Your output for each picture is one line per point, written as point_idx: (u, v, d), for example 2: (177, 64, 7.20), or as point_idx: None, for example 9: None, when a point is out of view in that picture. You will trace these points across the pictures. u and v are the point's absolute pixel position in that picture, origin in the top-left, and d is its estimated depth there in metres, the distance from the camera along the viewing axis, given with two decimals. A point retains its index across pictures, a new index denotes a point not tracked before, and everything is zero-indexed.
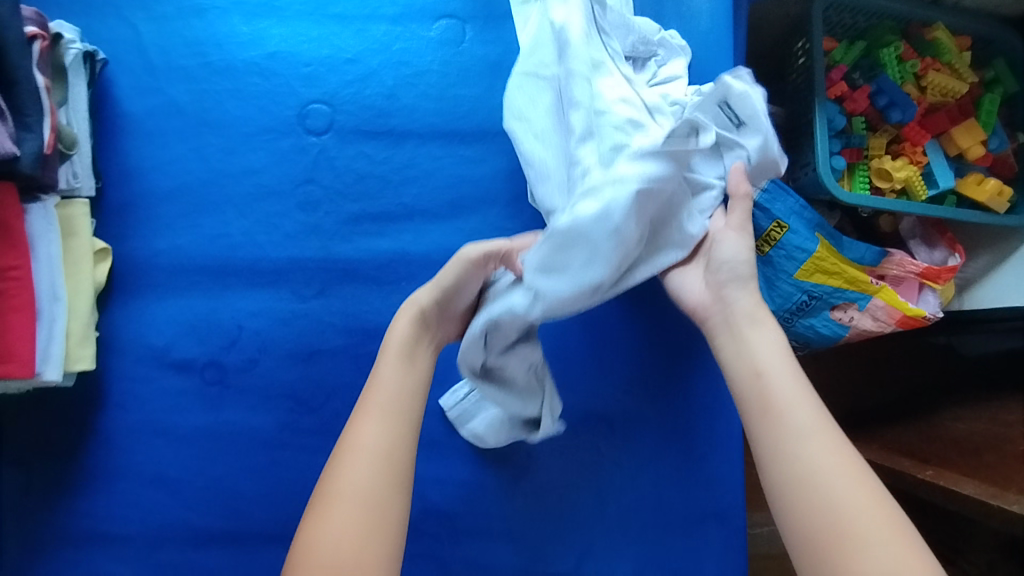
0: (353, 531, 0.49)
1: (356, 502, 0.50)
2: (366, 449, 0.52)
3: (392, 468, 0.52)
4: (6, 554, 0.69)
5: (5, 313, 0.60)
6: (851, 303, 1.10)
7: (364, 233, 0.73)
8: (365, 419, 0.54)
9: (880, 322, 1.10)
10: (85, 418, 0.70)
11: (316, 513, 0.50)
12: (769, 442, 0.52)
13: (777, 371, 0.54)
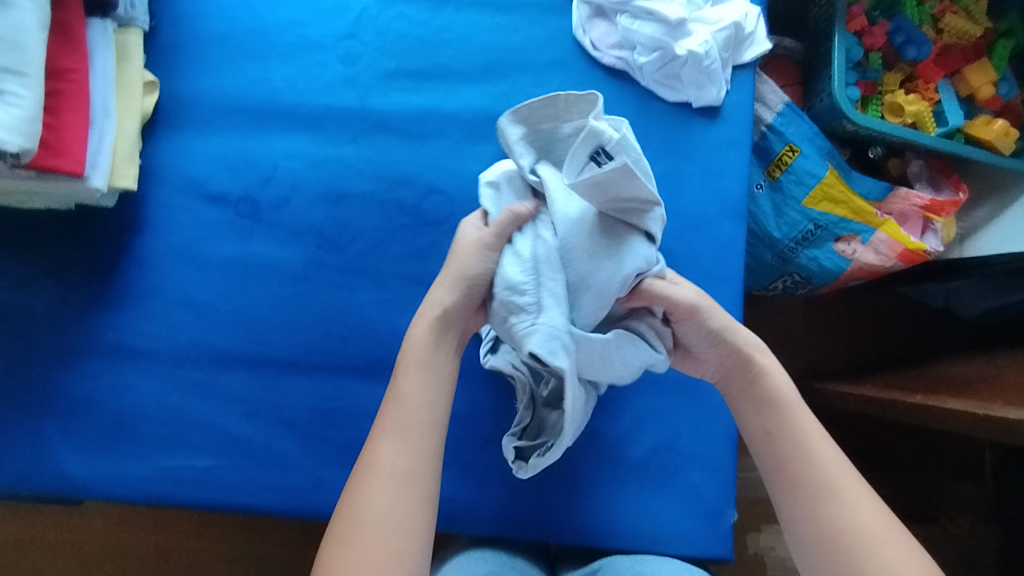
0: (379, 557, 0.49)
1: (378, 532, 0.50)
2: (389, 467, 0.53)
3: (414, 506, 0.52)
4: (39, 359, 0.72)
5: (61, 112, 0.63)
6: (856, 235, 1.12)
7: (400, 89, 0.76)
8: (380, 451, 0.54)
9: (882, 257, 1.12)
10: (121, 239, 0.74)
11: (337, 545, 0.50)
12: (796, 509, 0.53)
13: (799, 409, 0.56)
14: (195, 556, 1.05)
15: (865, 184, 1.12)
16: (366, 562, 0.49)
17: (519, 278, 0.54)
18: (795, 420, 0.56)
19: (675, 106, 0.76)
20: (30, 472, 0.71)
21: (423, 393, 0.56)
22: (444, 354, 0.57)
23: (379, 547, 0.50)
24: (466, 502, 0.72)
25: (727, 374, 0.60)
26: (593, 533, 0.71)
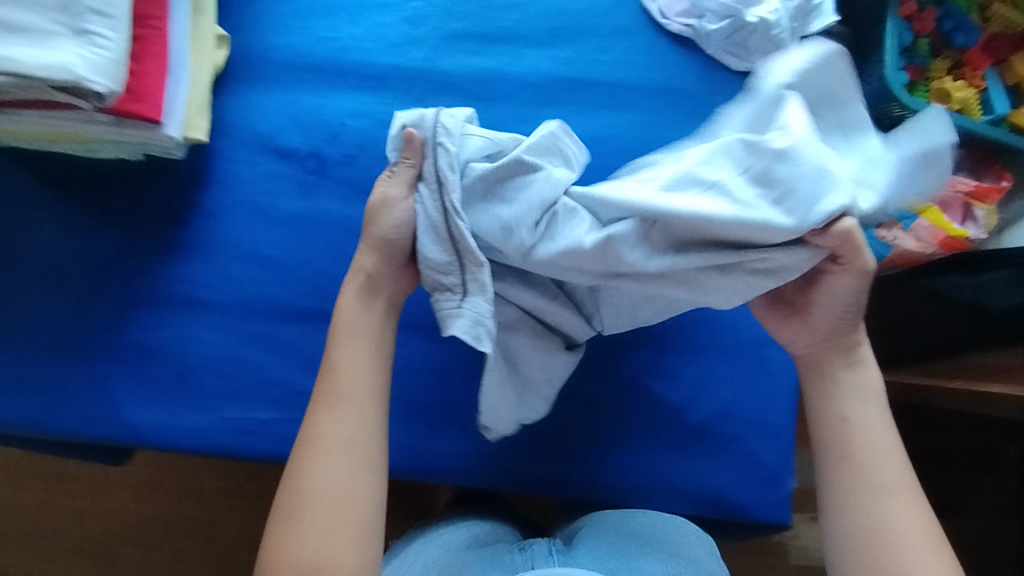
0: (321, 525, 0.52)
1: (325, 501, 0.53)
2: (331, 438, 0.55)
3: (369, 471, 0.55)
4: (106, 306, 0.74)
5: (142, 57, 0.63)
6: (897, 221, 1.01)
7: (466, 51, 0.77)
8: (336, 426, 0.55)
9: (924, 245, 0.99)
10: (189, 191, 0.75)
11: (289, 515, 0.53)
12: (841, 494, 0.57)
13: (875, 401, 0.59)
14: (236, 520, 1.07)
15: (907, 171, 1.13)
16: (321, 522, 0.52)
17: (436, 256, 0.54)
18: (861, 413, 0.59)
19: (740, 76, 0.76)
20: (94, 418, 0.72)
21: (358, 360, 0.57)
22: (378, 317, 0.59)
23: (326, 507, 0.53)
24: (524, 461, 0.72)
25: (824, 350, 0.60)
26: (650, 496, 0.72)
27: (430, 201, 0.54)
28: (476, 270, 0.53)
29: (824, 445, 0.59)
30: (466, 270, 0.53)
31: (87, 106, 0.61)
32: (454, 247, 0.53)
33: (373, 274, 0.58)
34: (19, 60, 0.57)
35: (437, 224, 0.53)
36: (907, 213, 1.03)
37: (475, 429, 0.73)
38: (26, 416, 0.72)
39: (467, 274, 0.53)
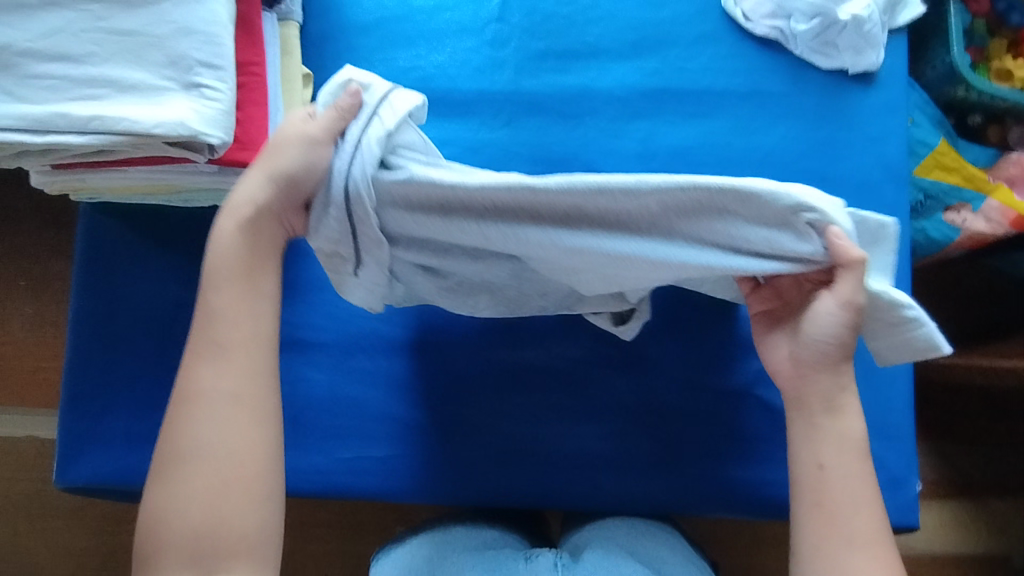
0: (209, 484, 0.50)
1: (196, 463, 0.50)
2: (234, 407, 0.52)
3: (254, 429, 0.52)
4: None
5: (245, 105, 0.63)
6: (965, 203, 1.03)
7: (551, 69, 0.76)
8: (222, 331, 0.53)
9: (993, 225, 1.02)
10: None
11: (164, 476, 0.50)
12: (811, 540, 0.55)
13: (844, 441, 0.56)
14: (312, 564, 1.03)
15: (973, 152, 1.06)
16: (221, 422, 0.51)
17: (333, 229, 0.55)
18: (845, 459, 0.56)
19: (830, 74, 0.75)
20: None
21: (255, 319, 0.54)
22: (263, 252, 0.56)
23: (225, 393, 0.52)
24: (639, 482, 0.71)
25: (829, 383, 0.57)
26: (771, 507, 0.70)
27: (356, 163, 0.53)
28: (375, 253, 0.57)
29: (806, 486, 0.57)
30: (359, 242, 0.56)
31: (200, 159, 0.61)
32: (348, 212, 0.54)
33: (255, 210, 0.55)
34: (136, 119, 0.57)
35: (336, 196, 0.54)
36: (976, 192, 1.03)
37: (588, 454, 0.71)
38: (142, 471, 0.72)
39: (363, 249, 0.56)
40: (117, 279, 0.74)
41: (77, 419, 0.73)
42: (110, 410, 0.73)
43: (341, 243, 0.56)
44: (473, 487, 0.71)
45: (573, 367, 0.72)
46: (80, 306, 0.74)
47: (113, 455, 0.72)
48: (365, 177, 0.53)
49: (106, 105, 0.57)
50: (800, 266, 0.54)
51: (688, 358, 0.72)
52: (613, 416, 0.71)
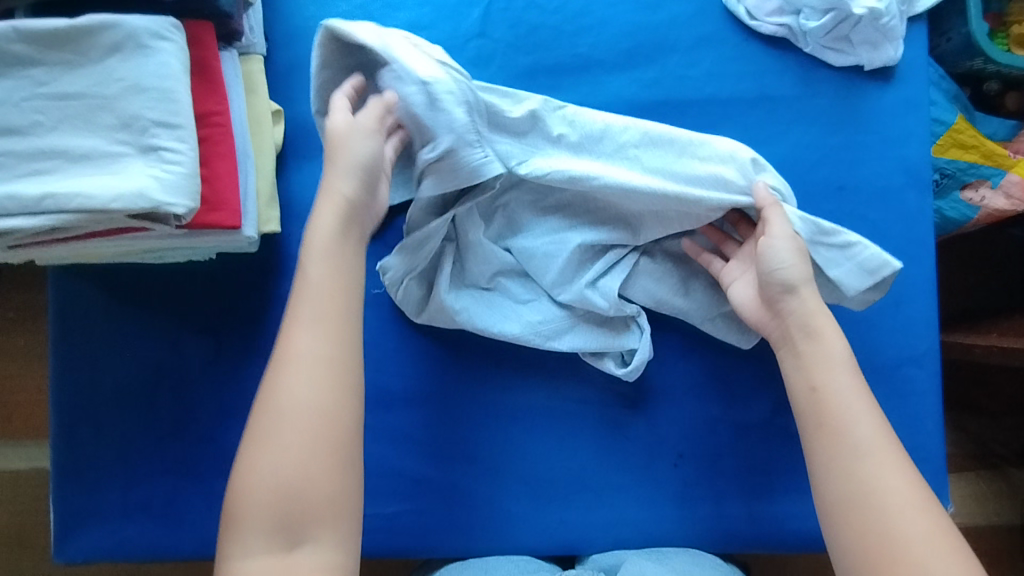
0: (304, 445, 0.49)
1: (294, 423, 0.50)
2: (318, 375, 0.51)
3: (339, 391, 0.51)
4: (200, 419, 0.69)
5: (211, 160, 0.58)
6: (983, 180, 0.94)
7: (540, 87, 0.70)
8: (312, 310, 0.53)
9: (1015, 202, 0.93)
10: (268, 284, 0.70)
11: (257, 440, 0.50)
12: (825, 459, 0.52)
13: (839, 386, 0.54)
14: None
15: (990, 125, 0.98)
16: (314, 397, 0.50)
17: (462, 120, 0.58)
18: (849, 405, 0.53)
19: (843, 72, 0.70)
20: (213, 535, 0.69)
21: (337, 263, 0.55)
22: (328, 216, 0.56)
23: (313, 367, 0.51)
24: (659, 521, 0.68)
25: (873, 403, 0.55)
26: (797, 538, 0.68)
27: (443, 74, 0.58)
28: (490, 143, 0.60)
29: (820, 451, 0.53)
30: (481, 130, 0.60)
31: (167, 227, 0.56)
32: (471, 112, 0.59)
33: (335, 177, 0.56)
34: (90, 193, 0.52)
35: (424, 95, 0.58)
36: (995, 167, 0.93)
37: (605, 495, 0.68)
38: (143, 543, 0.69)
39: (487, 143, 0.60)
40: (98, 344, 0.70)
41: (70, 495, 0.70)
42: (105, 482, 0.69)
43: (471, 134, 0.59)
44: (485, 537, 0.68)
45: (584, 405, 0.69)
46: (59, 376, 0.70)
47: (111, 528, 0.69)
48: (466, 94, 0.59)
49: (58, 180, 0.52)
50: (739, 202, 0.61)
51: (703, 388, 0.68)
52: (626, 453, 0.68)
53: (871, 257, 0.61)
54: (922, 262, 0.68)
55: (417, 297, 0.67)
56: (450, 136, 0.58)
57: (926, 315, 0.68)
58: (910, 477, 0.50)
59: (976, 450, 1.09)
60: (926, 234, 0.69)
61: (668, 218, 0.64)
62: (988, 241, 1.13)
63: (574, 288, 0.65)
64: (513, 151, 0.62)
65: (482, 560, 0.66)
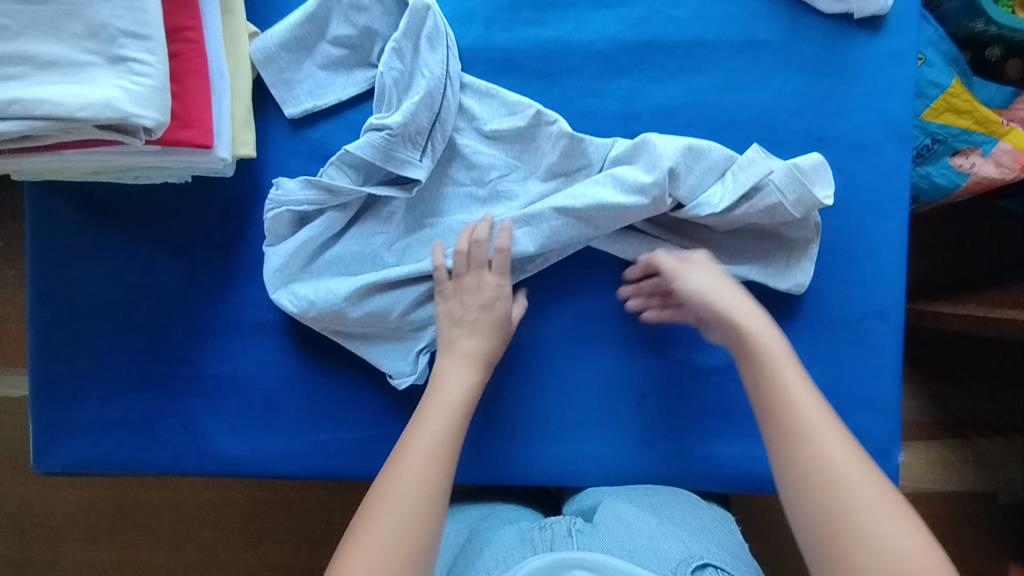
0: (413, 493, 0.54)
1: (425, 459, 0.55)
2: (437, 431, 0.57)
3: (455, 438, 0.58)
4: (175, 340, 0.71)
5: (182, 77, 0.58)
6: (974, 147, 0.90)
7: (523, 21, 0.69)
8: (440, 389, 0.60)
9: (1004, 171, 0.90)
10: (243, 210, 0.70)
11: (373, 500, 0.53)
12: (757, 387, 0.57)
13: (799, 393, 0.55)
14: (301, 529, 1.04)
15: (988, 91, 0.93)
16: (430, 440, 0.57)
17: (421, 123, 0.64)
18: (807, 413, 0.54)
19: (832, 19, 0.68)
20: (186, 453, 0.71)
21: (483, 345, 0.63)
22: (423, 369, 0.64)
23: (439, 423, 0.58)
24: (618, 459, 0.70)
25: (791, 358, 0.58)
26: (752, 482, 0.70)
27: (425, 68, 0.64)
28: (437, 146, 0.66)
29: (793, 479, 0.52)
30: (433, 139, 0.65)
31: (137, 142, 0.56)
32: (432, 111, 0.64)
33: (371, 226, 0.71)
34: (58, 101, 0.51)
35: (403, 75, 0.65)
36: (988, 135, 0.90)
37: (568, 430, 0.70)
38: (119, 457, 0.71)
39: (431, 148, 0.66)
40: (76, 262, 0.71)
41: (48, 408, 0.71)
42: (83, 397, 0.71)
43: (419, 137, 0.64)
44: (449, 466, 0.70)
45: (551, 345, 0.70)
46: (38, 292, 0.71)
47: (89, 442, 0.71)
48: (439, 85, 0.64)
49: (25, 86, 0.52)
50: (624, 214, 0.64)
51: (670, 332, 0.70)
52: (590, 393, 0.70)
53: (804, 165, 0.63)
54: (894, 217, 0.68)
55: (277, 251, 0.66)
56: (400, 117, 0.63)
57: (893, 270, 0.68)
58: (872, 486, 0.50)
59: (942, 416, 1.11)
60: (902, 188, 0.68)
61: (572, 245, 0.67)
62: (973, 211, 1.12)
63: (351, 291, 0.64)
64: (471, 150, 0.68)
65: (467, 514, 0.71)
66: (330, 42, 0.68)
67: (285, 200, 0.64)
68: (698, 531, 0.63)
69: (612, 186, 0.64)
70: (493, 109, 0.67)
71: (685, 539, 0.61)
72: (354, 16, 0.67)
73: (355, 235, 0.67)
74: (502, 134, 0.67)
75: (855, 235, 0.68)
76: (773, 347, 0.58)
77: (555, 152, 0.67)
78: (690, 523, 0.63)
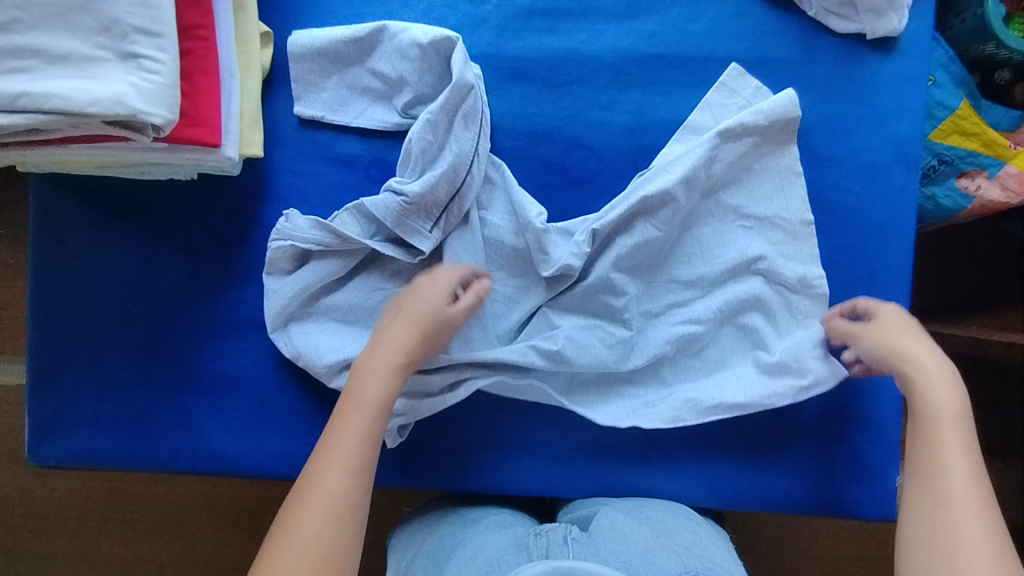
0: (324, 504, 0.53)
1: (340, 467, 0.54)
2: (356, 441, 0.56)
3: (368, 449, 0.56)
4: (174, 337, 0.70)
5: (192, 74, 0.58)
6: (981, 169, 0.90)
7: (536, 30, 0.69)
8: (365, 392, 0.58)
9: (1010, 195, 0.90)
10: (248, 208, 0.70)
11: (288, 514, 0.53)
12: (921, 500, 0.54)
13: (953, 466, 0.54)
14: None
15: (995, 115, 0.94)
16: (348, 451, 0.55)
17: (439, 195, 0.64)
18: (955, 490, 0.53)
19: (845, 39, 0.68)
20: (182, 451, 0.70)
21: (409, 334, 0.60)
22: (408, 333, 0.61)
23: (357, 434, 0.56)
24: (615, 471, 0.70)
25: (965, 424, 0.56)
26: (751, 501, 0.69)
27: (454, 143, 0.65)
28: (452, 223, 0.66)
29: None
30: (448, 212, 0.66)
31: (145, 139, 0.56)
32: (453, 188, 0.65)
33: None
34: (67, 95, 0.51)
35: (432, 146, 0.65)
36: (995, 158, 0.89)
37: (567, 440, 0.70)
38: (113, 452, 0.71)
39: (442, 224, 0.66)
40: (77, 256, 0.70)
41: (45, 401, 0.71)
42: (80, 393, 0.71)
43: (434, 209, 0.65)
44: (445, 474, 0.70)
45: None
46: (39, 285, 0.71)
47: (84, 436, 0.71)
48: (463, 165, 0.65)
49: (34, 79, 0.52)
50: (612, 333, 0.66)
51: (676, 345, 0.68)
52: None
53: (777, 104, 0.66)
54: (901, 240, 0.68)
55: (276, 290, 0.66)
56: (418, 186, 0.63)
57: (898, 293, 0.68)
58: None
59: None
60: (910, 211, 0.68)
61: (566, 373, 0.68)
62: (976, 234, 1.12)
63: (336, 356, 0.64)
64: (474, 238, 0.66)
65: (461, 516, 0.70)
66: (369, 75, 0.68)
67: (291, 233, 0.65)
68: (694, 546, 0.62)
69: (599, 291, 0.66)
70: (507, 200, 0.67)
71: (681, 553, 0.60)
72: (397, 63, 0.66)
73: (357, 286, 0.68)
74: (508, 229, 0.67)
75: (861, 256, 0.68)
76: (942, 412, 0.56)
77: (553, 253, 0.65)
78: (686, 539, 0.63)
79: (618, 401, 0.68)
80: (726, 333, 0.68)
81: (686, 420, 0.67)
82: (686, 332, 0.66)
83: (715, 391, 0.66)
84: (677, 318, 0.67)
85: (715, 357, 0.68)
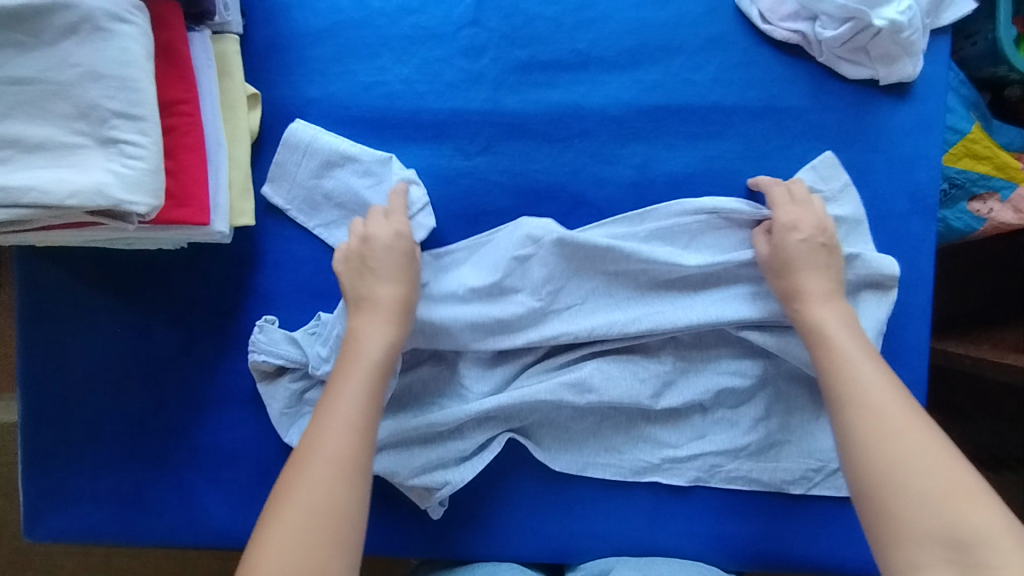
0: (362, 392, 0.55)
1: (370, 367, 0.56)
2: (377, 341, 0.57)
3: (394, 350, 0.57)
4: (169, 409, 0.68)
5: (176, 151, 0.55)
6: (993, 193, 0.86)
7: (534, 83, 0.66)
8: (348, 375, 0.55)
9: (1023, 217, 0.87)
10: (241, 276, 0.67)
11: (331, 392, 0.55)
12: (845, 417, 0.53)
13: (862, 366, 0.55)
14: None
15: (1007, 134, 0.90)
16: (337, 436, 0.53)
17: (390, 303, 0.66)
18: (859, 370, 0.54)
19: (856, 84, 0.66)
20: (181, 526, 0.68)
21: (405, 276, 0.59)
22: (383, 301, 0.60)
23: (356, 391, 0.55)
24: (626, 533, 0.67)
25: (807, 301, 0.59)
26: (768, 563, 0.67)
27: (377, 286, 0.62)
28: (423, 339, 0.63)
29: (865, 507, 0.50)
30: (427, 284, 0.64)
31: (129, 224, 0.53)
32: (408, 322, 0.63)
33: None
34: (44, 188, 0.49)
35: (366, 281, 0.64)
36: (1007, 180, 0.86)
37: (575, 502, 0.68)
38: (110, 529, 0.69)
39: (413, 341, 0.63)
40: (67, 329, 0.68)
41: (39, 478, 0.69)
42: (75, 469, 0.69)
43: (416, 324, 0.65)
44: (451, 542, 0.68)
45: (568, 415, 0.67)
46: (29, 359, 0.68)
47: (81, 513, 0.69)
48: None
49: (10, 171, 0.49)
50: (642, 383, 0.64)
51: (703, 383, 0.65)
52: (598, 468, 0.67)
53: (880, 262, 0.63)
54: (917, 291, 0.66)
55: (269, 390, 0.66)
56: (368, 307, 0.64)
57: (916, 344, 0.66)
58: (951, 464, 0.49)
59: None
60: (926, 260, 0.65)
61: (594, 427, 0.67)
62: (988, 255, 1.09)
63: None
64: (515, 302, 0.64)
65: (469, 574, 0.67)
66: (351, 174, 0.65)
67: (265, 346, 0.64)
68: None
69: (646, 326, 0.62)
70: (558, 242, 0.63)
71: None
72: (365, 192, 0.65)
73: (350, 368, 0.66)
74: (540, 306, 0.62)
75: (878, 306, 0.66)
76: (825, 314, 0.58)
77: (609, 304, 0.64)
78: None
79: (643, 452, 0.67)
80: (770, 394, 0.66)
81: (707, 481, 0.67)
82: (727, 383, 0.65)
83: (741, 453, 0.66)
84: (725, 368, 0.65)
85: (752, 416, 0.66)
